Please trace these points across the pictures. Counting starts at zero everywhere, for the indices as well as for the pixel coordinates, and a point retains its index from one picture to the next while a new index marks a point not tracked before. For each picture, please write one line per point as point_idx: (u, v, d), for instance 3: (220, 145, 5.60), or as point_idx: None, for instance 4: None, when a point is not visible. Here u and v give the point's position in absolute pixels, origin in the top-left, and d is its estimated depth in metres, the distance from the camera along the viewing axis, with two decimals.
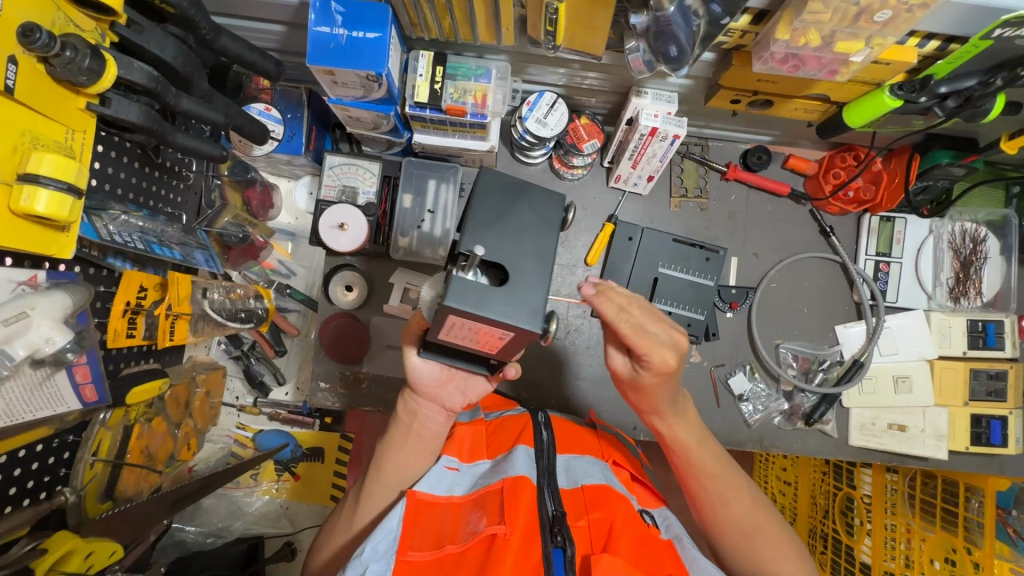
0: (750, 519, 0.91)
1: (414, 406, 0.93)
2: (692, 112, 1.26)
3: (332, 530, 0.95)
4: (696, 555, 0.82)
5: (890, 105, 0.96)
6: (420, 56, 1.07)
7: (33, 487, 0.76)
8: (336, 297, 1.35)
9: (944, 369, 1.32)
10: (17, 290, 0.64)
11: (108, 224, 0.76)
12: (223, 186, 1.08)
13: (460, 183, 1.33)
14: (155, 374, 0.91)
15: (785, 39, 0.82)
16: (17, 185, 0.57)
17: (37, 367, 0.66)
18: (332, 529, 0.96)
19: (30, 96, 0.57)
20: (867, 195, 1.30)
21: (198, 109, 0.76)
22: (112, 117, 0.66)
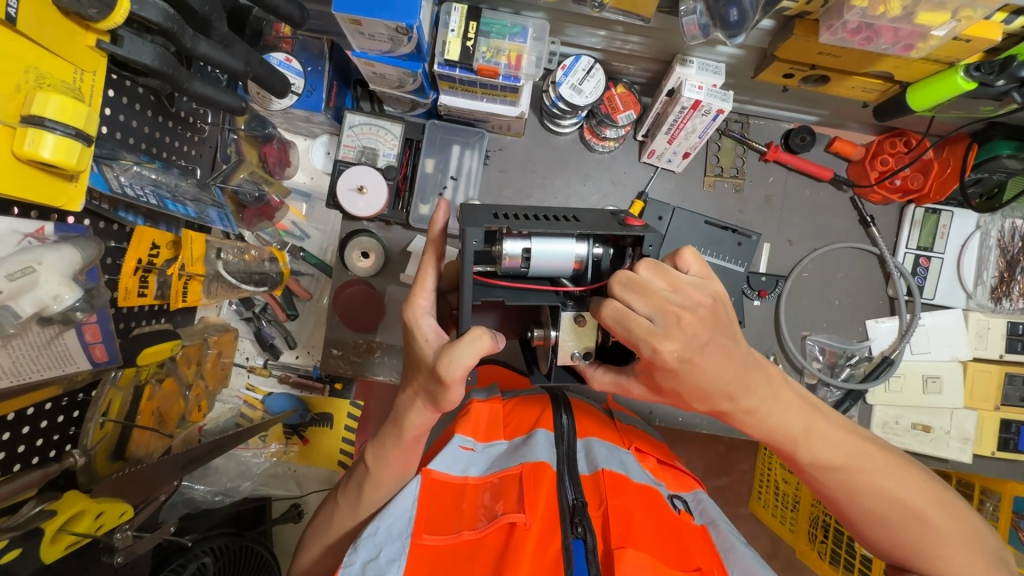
0: (916, 502, 0.77)
1: (432, 416, 0.77)
2: (737, 85, 1.17)
3: (330, 515, 0.89)
4: (735, 544, 0.77)
5: (962, 88, 0.88)
6: (453, 9, 0.99)
7: (43, 446, 0.74)
8: (351, 262, 1.30)
9: (978, 372, 1.27)
10: (24, 243, 0.60)
11: (119, 175, 0.71)
12: (239, 140, 1.03)
13: (485, 149, 1.29)
14: (168, 335, 0.87)
15: (861, 6, 0.74)
16: (21, 128, 0.52)
17: (44, 325, 0.62)
18: (327, 512, 0.90)
19: (36, 28, 0.52)
20: (915, 184, 1.23)
21: (219, 55, 0.70)
22: (124, 58, 0.60)
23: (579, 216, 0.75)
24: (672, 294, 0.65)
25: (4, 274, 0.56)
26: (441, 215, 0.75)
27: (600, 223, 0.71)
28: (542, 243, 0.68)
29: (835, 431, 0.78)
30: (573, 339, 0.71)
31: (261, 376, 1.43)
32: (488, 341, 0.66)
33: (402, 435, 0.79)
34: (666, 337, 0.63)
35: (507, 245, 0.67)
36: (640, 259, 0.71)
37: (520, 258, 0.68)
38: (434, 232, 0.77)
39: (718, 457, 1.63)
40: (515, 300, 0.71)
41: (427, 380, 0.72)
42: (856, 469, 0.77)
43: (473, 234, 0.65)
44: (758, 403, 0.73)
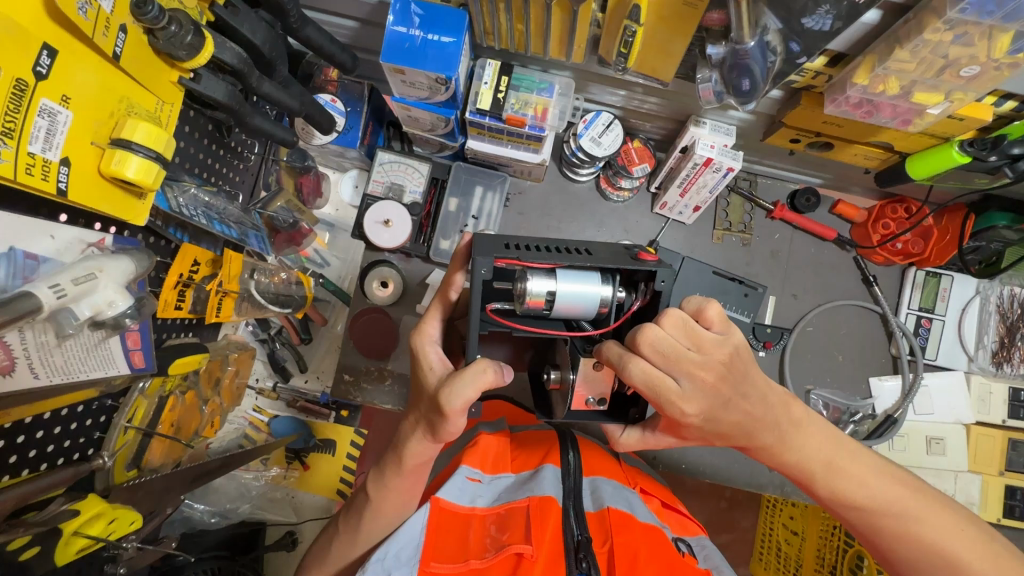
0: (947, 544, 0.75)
1: (432, 446, 0.78)
2: (747, 146, 1.25)
3: (330, 541, 0.89)
4: None
5: (957, 160, 0.94)
6: (487, 64, 1.08)
7: (69, 448, 0.76)
8: (371, 291, 1.35)
9: (981, 436, 1.29)
10: (86, 251, 0.65)
11: (179, 196, 0.77)
12: (280, 169, 1.10)
13: (506, 192, 1.36)
14: (196, 348, 0.91)
15: (863, 84, 0.81)
16: (110, 150, 0.56)
17: (95, 329, 0.65)
18: (330, 535, 0.90)
19: (134, 66, 0.58)
20: (916, 249, 1.28)
21: (278, 94, 0.77)
22: (200, 93, 0.66)
23: (593, 249, 0.72)
24: (693, 351, 0.64)
25: (70, 278, 0.61)
26: (462, 243, 0.79)
27: (613, 258, 0.68)
28: (567, 284, 0.64)
29: (862, 470, 0.78)
30: (589, 385, 0.69)
31: (269, 399, 1.46)
32: (490, 375, 0.66)
33: (403, 462, 0.79)
34: (691, 401, 0.65)
35: (535, 286, 0.63)
36: (652, 294, 0.68)
37: (547, 300, 0.64)
38: (450, 263, 0.80)
39: (719, 512, 1.61)
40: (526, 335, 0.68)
41: (428, 409, 0.72)
42: (878, 510, 0.77)
43: (484, 266, 0.63)
44: (768, 443, 0.76)
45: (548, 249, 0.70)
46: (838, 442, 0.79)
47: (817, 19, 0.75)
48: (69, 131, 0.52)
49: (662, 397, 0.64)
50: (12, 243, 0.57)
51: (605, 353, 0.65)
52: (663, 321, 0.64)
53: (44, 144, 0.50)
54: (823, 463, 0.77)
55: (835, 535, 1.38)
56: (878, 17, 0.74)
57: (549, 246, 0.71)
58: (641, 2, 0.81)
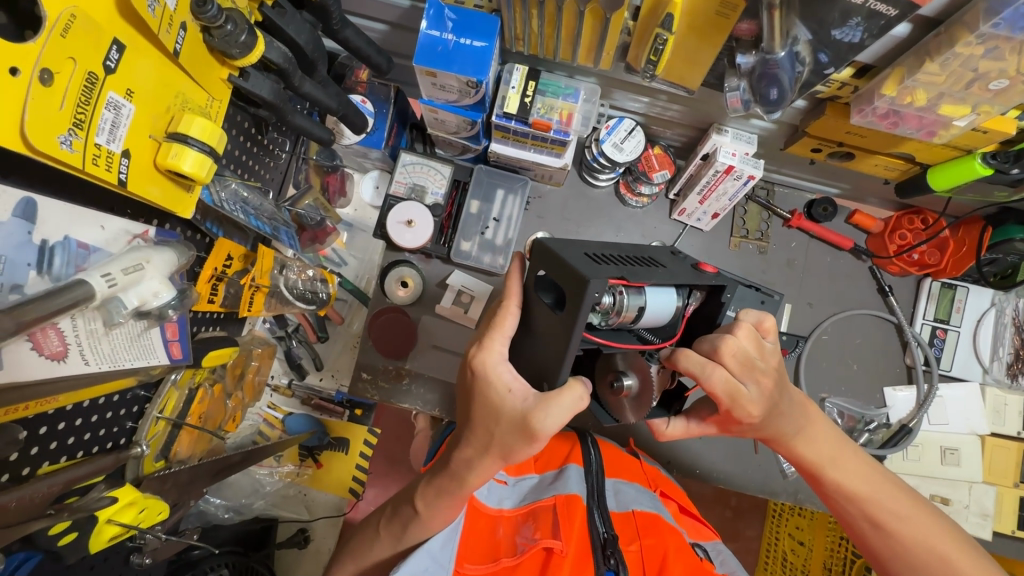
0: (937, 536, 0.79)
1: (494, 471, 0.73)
2: (767, 155, 1.27)
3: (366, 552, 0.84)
4: None
5: (980, 173, 0.96)
6: (515, 70, 1.10)
7: (103, 437, 0.77)
8: (390, 291, 1.36)
9: (996, 448, 1.29)
10: (132, 242, 0.67)
11: (220, 191, 0.78)
12: (309, 168, 1.12)
13: (527, 196, 1.38)
14: (227, 341, 0.92)
15: (891, 95, 0.83)
16: (166, 143, 0.58)
17: (139, 318, 0.67)
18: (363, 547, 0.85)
19: (190, 62, 0.59)
20: (932, 259, 1.30)
21: (318, 93, 0.79)
22: (247, 90, 0.68)
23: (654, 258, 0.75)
24: (760, 360, 0.70)
25: (120, 267, 0.62)
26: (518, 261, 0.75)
27: (682, 270, 0.72)
28: (654, 297, 0.67)
29: (858, 465, 0.83)
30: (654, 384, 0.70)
31: (285, 395, 1.47)
32: (583, 402, 0.65)
33: (466, 486, 0.72)
34: (756, 404, 0.71)
35: (632, 300, 0.65)
36: (713, 303, 0.74)
37: (636, 314, 0.67)
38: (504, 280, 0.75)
39: (726, 520, 1.63)
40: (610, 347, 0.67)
41: (505, 433, 0.67)
42: (867, 507, 0.81)
43: (596, 287, 0.59)
44: (786, 433, 0.80)
45: (620, 259, 0.71)
46: (841, 440, 0.84)
47: (847, 31, 0.77)
48: (131, 124, 0.54)
49: (736, 403, 0.70)
50: (68, 230, 0.58)
51: (685, 364, 0.66)
52: (738, 332, 0.69)
53: (109, 136, 0.51)
54: (827, 455, 0.82)
55: (842, 547, 1.33)
56: (908, 31, 0.76)
57: (621, 256, 0.72)
58: (675, 11, 0.83)
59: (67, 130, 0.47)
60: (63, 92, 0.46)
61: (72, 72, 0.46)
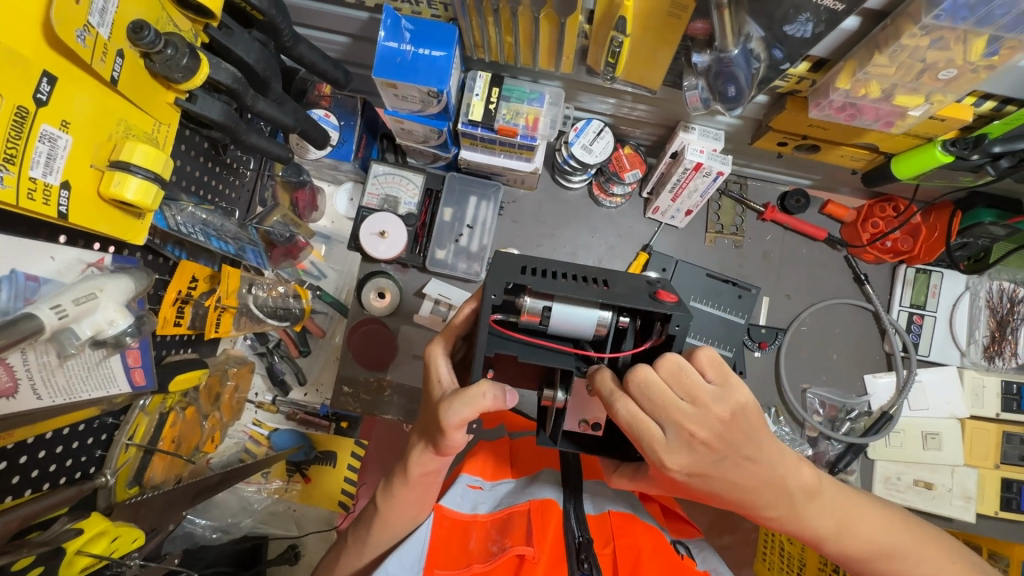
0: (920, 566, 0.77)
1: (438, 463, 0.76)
2: (736, 150, 1.27)
3: (337, 557, 0.89)
4: None
5: (941, 160, 0.96)
6: (478, 76, 1.09)
7: (69, 468, 0.76)
8: (368, 302, 1.35)
9: (976, 430, 1.30)
10: (85, 271, 0.66)
11: (176, 215, 0.78)
12: (276, 185, 1.11)
13: (500, 201, 1.38)
14: (196, 364, 0.91)
15: (845, 88, 0.83)
16: (108, 171, 0.57)
17: (96, 348, 0.66)
18: (337, 552, 0.90)
19: (131, 89, 0.59)
20: (905, 246, 1.30)
21: (273, 111, 0.79)
22: (196, 113, 0.68)
23: (611, 281, 0.71)
24: (686, 401, 0.63)
25: (71, 298, 0.61)
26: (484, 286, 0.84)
27: (630, 292, 0.67)
28: (569, 305, 0.64)
29: (867, 526, 0.76)
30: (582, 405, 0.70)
31: (270, 412, 1.48)
32: (488, 400, 0.65)
33: (408, 473, 0.78)
34: (676, 453, 0.64)
35: (529, 300, 0.64)
36: (667, 336, 0.65)
37: (541, 316, 0.65)
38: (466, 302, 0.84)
39: (720, 514, 1.63)
40: (528, 356, 0.67)
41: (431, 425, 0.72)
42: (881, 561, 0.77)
43: (494, 288, 0.64)
44: (779, 513, 0.73)
45: (562, 275, 0.69)
46: (849, 498, 0.77)
47: (798, 27, 0.77)
48: (69, 155, 0.53)
49: (649, 446, 0.63)
50: (14, 264, 0.58)
51: (597, 384, 0.65)
52: (659, 365, 0.63)
53: (45, 169, 0.51)
54: (835, 523, 0.75)
55: None
56: (857, 24, 0.77)
57: (566, 273, 0.70)
58: (627, 13, 0.83)
59: None
60: None
61: None
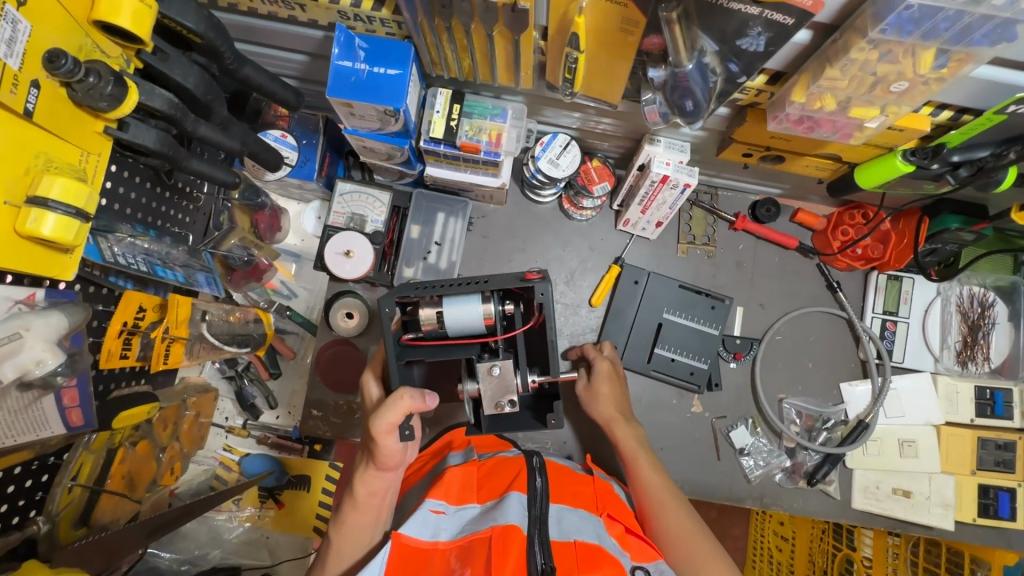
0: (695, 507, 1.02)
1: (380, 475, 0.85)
2: (704, 161, 1.27)
3: None
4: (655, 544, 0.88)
5: (902, 170, 0.96)
6: (438, 93, 1.08)
7: (6, 513, 0.73)
8: (336, 322, 1.33)
9: (952, 436, 1.29)
10: (13, 309, 0.63)
11: (114, 246, 0.75)
12: (233, 208, 1.08)
13: (469, 216, 1.36)
14: (146, 398, 0.88)
15: (800, 101, 0.82)
16: (25, 208, 0.55)
17: (24, 390, 0.63)
18: None
19: (49, 119, 0.56)
20: (875, 253, 1.30)
21: (216, 136, 0.76)
22: (128, 141, 0.65)
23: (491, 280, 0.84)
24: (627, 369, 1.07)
25: None
26: None
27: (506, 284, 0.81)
28: (450, 304, 0.75)
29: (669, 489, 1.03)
30: (493, 388, 0.77)
31: (240, 437, 1.45)
32: (407, 400, 0.77)
33: (354, 494, 0.86)
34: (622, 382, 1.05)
35: (423, 311, 0.76)
36: (540, 310, 0.77)
37: (436, 321, 0.77)
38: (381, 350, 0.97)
39: None
40: (436, 356, 0.79)
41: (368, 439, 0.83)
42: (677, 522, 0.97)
43: (391, 305, 0.77)
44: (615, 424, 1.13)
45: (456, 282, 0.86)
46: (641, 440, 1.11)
47: (750, 40, 0.77)
48: None
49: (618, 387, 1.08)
50: None
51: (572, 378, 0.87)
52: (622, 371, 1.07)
53: None
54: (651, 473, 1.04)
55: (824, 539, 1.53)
56: (808, 37, 0.76)
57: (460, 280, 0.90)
58: (579, 29, 0.81)
59: None
60: None
61: None
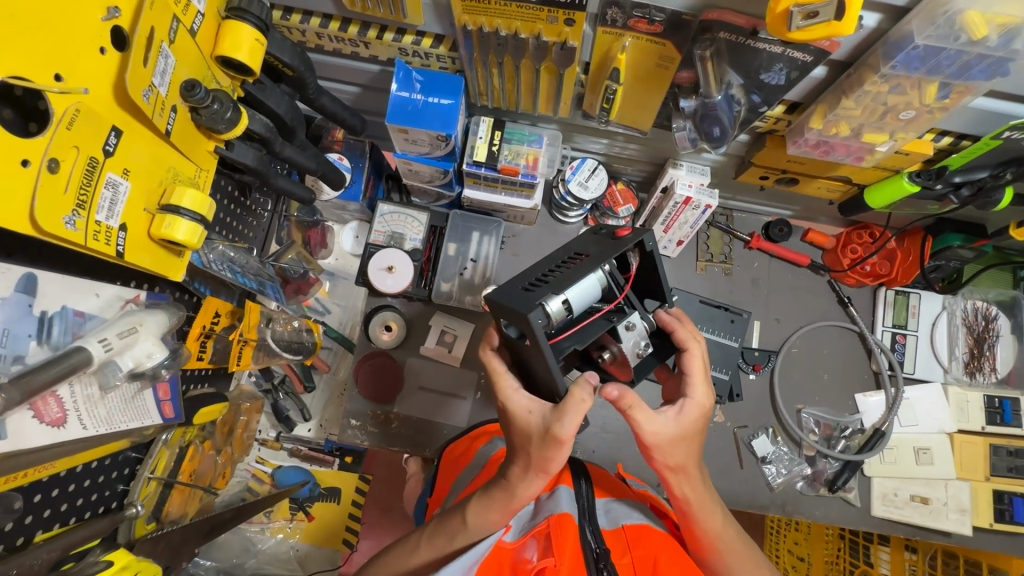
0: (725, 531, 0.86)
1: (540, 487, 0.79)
2: (721, 184, 1.37)
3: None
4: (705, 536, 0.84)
5: (908, 189, 1.05)
6: (481, 122, 1.18)
7: (95, 502, 0.76)
8: (375, 335, 1.39)
9: (964, 443, 1.35)
10: (125, 307, 0.70)
11: (208, 253, 0.82)
12: (290, 225, 1.17)
13: (501, 235, 1.44)
14: (216, 397, 0.94)
15: (818, 128, 0.92)
16: (160, 215, 0.62)
17: (133, 381, 0.70)
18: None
19: (180, 139, 0.64)
20: (883, 269, 1.39)
21: (297, 157, 0.85)
22: (232, 160, 0.74)
23: (580, 251, 0.84)
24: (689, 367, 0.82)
25: (115, 332, 0.65)
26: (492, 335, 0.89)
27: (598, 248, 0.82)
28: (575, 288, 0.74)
29: (720, 529, 0.85)
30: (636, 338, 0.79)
31: (273, 449, 1.49)
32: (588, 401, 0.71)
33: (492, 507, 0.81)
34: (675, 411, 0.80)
35: (552, 306, 0.72)
36: (644, 255, 0.82)
37: (565, 311, 0.74)
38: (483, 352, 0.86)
39: None
40: (581, 343, 0.77)
41: (531, 448, 0.75)
42: (726, 571, 0.86)
43: (535, 313, 0.70)
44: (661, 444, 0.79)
45: (548, 270, 0.81)
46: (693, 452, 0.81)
47: (773, 75, 0.87)
48: (127, 200, 0.59)
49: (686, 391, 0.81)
50: (65, 301, 0.62)
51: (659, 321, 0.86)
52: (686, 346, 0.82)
53: (108, 213, 0.56)
54: (695, 494, 0.84)
55: (840, 560, 1.61)
56: (824, 73, 0.86)
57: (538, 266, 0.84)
58: (621, 65, 0.91)
59: (70, 211, 0.51)
60: (68, 177, 0.51)
61: (76, 159, 0.51)
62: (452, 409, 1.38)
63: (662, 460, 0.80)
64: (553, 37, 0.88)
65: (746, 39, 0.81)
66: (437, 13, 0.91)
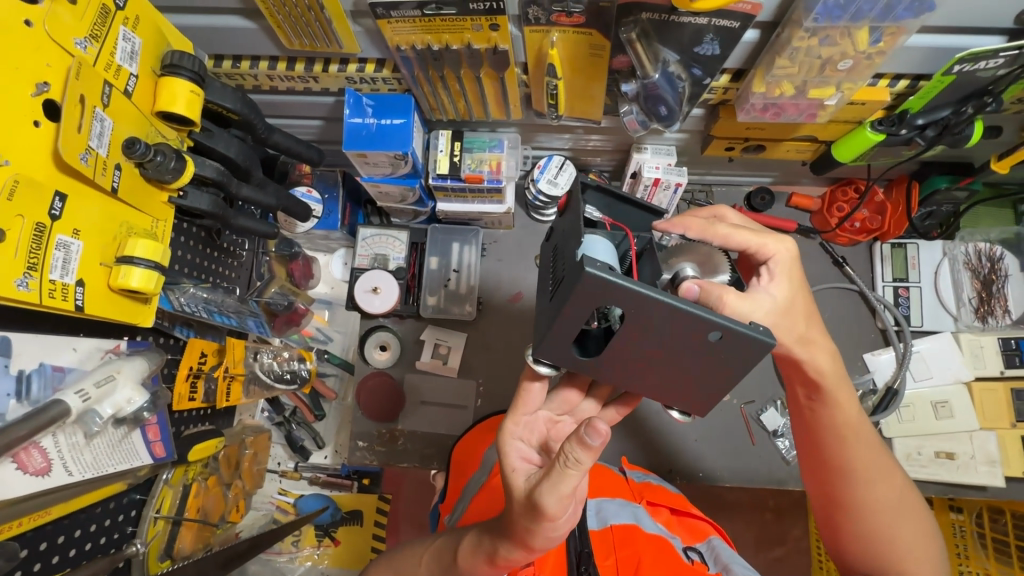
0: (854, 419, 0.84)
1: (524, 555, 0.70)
2: (692, 161, 1.36)
3: None
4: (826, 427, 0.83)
5: (873, 139, 1.03)
6: (440, 135, 1.21)
7: (104, 543, 0.81)
8: (371, 356, 1.43)
9: (984, 392, 1.30)
10: (104, 357, 0.74)
11: (180, 297, 0.87)
12: (271, 260, 1.21)
13: (482, 243, 1.46)
14: (212, 434, 0.98)
15: (761, 91, 0.92)
16: (116, 266, 0.67)
17: (118, 425, 0.74)
18: None
19: (129, 194, 0.69)
20: (874, 224, 1.35)
21: (257, 195, 0.87)
22: (188, 207, 0.78)
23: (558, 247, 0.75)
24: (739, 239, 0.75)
25: (93, 381, 0.70)
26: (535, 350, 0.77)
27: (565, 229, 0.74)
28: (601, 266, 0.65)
29: (853, 419, 0.84)
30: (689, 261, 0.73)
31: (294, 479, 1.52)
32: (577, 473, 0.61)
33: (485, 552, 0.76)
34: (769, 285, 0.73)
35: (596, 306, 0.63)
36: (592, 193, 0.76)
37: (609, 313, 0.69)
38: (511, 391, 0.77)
39: (766, 525, 1.59)
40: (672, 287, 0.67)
41: (514, 515, 0.66)
42: (842, 456, 0.85)
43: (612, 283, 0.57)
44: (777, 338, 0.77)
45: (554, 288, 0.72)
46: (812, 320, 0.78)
47: (706, 46, 0.86)
48: (81, 257, 0.63)
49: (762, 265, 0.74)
50: (42, 358, 0.66)
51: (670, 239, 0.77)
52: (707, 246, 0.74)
53: (62, 271, 0.61)
54: (831, 372, 0.81)
55: None
56: (756, 35, 0.86)
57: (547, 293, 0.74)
58: (555, 60, 0.93)
59: (21, 274, 0.57)
60: (14, 244, 0.56)
61: (21, 226, 0.56)
62: (455, 419, 1.40)
63: (785, 336, 0.77)
64: (483, 44, 0.91)
65: (668, 16, 0.82)
66: (371, 39, 0.94)
